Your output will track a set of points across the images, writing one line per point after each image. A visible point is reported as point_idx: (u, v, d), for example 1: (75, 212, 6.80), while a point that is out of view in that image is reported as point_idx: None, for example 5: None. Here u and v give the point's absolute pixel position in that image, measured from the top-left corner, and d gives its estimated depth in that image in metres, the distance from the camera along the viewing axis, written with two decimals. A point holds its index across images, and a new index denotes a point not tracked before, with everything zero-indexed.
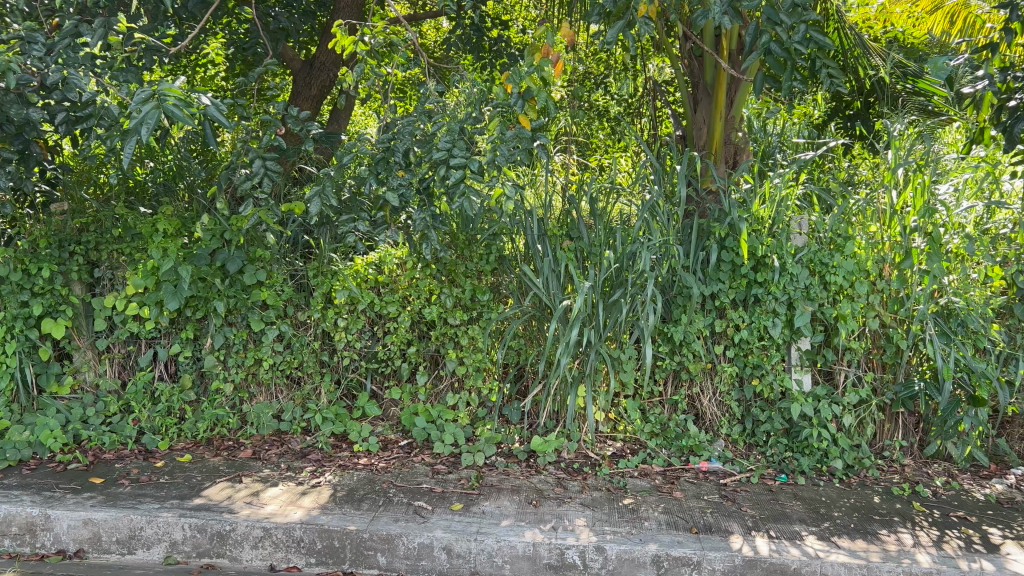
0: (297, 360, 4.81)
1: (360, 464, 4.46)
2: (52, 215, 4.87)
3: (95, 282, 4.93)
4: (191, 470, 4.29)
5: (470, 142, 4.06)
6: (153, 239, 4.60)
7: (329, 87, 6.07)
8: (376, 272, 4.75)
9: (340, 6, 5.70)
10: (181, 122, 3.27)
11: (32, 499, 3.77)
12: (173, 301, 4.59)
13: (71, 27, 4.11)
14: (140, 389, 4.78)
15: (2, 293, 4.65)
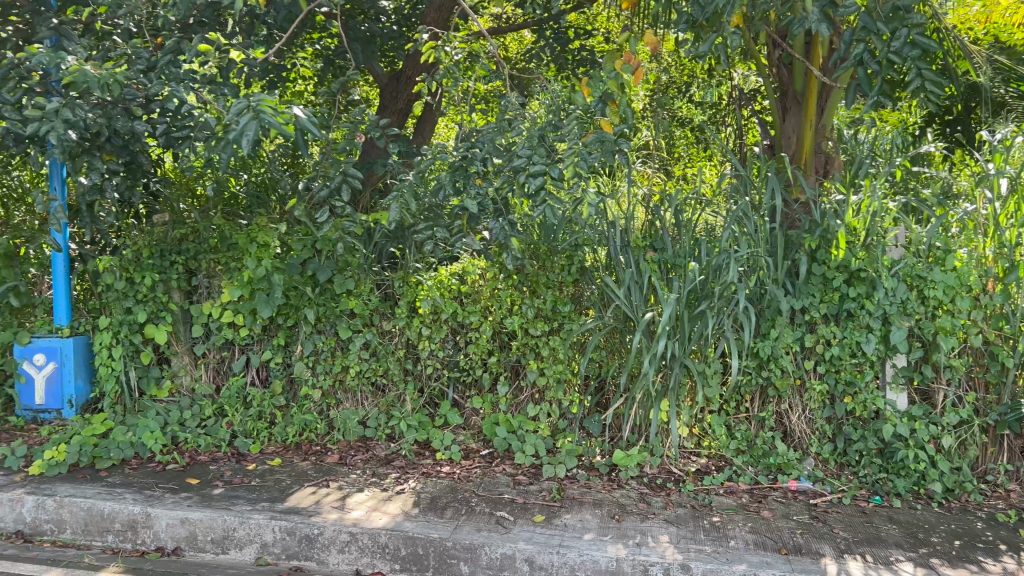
0: (382, 368, 4.90)
1: (442, 472, 4.50)
2: (154, 226, 5.04)
3: (193, 290, 5.12)
4: (281, 473, 4.42)
5: (550, 149, 4.06)
6: (248, 250, 4.78)
7: (415, 100, 6.19)
8: (459, 282, 4.80)
9: (426, 22, 5.83)
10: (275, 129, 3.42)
11: (133, 497, 3.95)
12: (267, 309, 4.77)
13: (174, 44, 4.34)
14: (233, 393, 4.95)
15: (110, 299, 4.93)
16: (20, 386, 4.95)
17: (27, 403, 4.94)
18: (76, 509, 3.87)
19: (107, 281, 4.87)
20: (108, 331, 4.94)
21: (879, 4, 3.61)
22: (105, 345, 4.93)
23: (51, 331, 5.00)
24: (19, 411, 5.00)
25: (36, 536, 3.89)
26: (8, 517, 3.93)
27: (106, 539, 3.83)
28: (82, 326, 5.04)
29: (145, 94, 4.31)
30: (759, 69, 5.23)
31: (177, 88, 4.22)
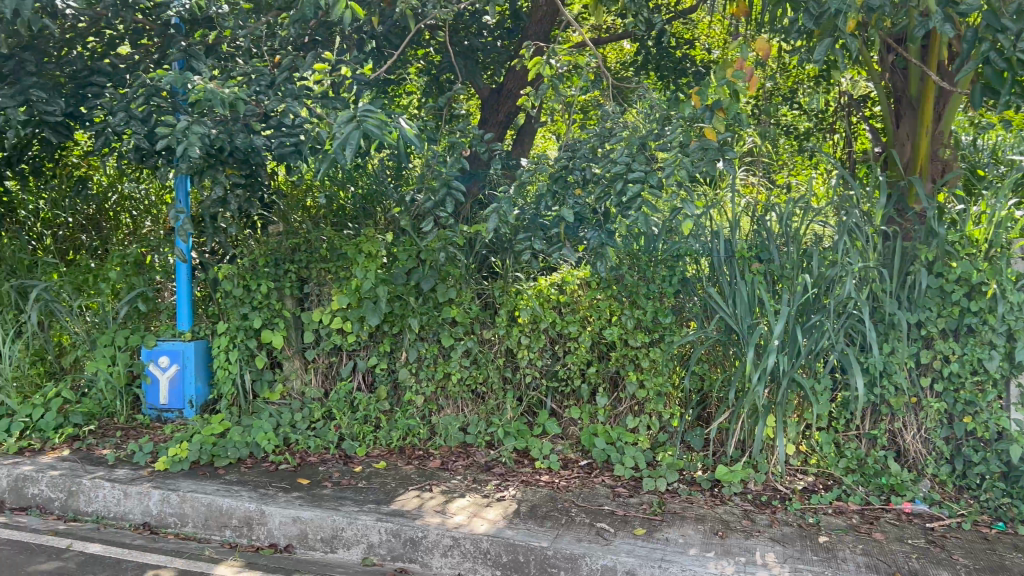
0: (482, 376, 4.98)
1: (542, 481, 4.52)
2: (270, 237, 5.29)
3: (304, 297, 5.32)
4: (386, 477, 4.54)
5: (652, 158, 4.04)
6: (356, 259, 4.95)
7: (516, 112, 6.19)
8: (558, 291, 4.82)
9: (527, 36, 5.89)
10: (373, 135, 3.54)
11: (249, 495, 4.14)
12: (373, 317, 4.92)
13: (289, 62, 4.54)
14: (341, 397, 5.13)
15: (228, 305, 5.19)
16: (146, 387, 5.26)
17: (152, 402, 5.25)
18: (197, 504, 4.08)
19: (226, 288, 5.14)
20: (226, 336, 5.20)
21: (1004, 1, 3.43)
22: (223, 348, 5.19)
23: (174, 334, 5.30)
24: (144, 410, 5.32)
25: (161, 528, 4.13)
26: (136, 509, 4.19)
27: (224, 534, 4.03)
28: (202, 331, 5.33)
29: (263, 110, 4.49)
30: (871, 74, 5.05)
31: (293, 104, 4.41)
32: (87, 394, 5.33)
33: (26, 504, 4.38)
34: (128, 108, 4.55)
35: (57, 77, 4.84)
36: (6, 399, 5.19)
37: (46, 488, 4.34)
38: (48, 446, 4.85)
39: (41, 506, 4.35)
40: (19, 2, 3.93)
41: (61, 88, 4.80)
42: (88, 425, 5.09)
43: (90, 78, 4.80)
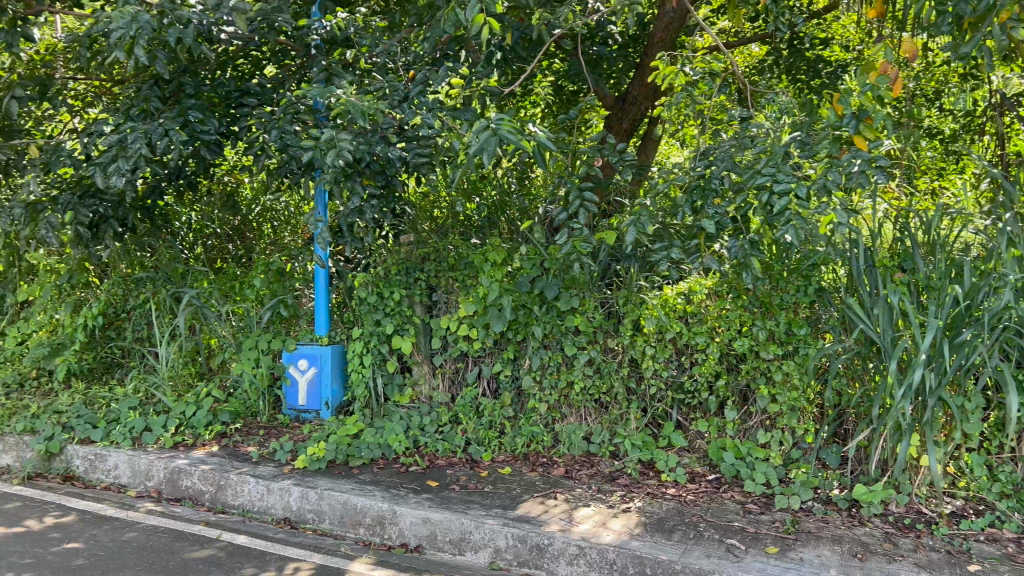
0: (606, 385, 4.95)
1: (668, 493, 4.43)
2: (401, 245, 5.47)
3: (433, 304, 5.46)
4: (511, 482, 4.58)
5: (795, 167, 3.90)
6: (483, 268, 5.05)
7: (641, 120, 6.05)
8: (686, 301, 4.73)
9: (654, 42, 5.82)
10: (510, 146, 3.61)
11: (381, 495, 4.28)
12: (498, 324, 4.99)
13: (423, 76, 4.72)
14: (467, 402, 5.23)
15: (363, 312, 5.40)
16: (286, 388, 5.54)
17: (291, 403, 5.52)
18: (333, 502, 4.25)
19: (361, 295, 5.36)
20: (360, 340, 5.42)
21: None
22: (357, 353, 5.41)
23: (312, 339, 5.56)
24: (284, 410, 5.60)
25: (301, 523, 4.34)
26: (278, 504, 4.41)
27: (358, 532, 4.18)
28: (338, 336, 5.57)
29: (399, 123, 4.65)
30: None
31: (426, 116, 4.55)
32: (233, 393, 5.67)
33: (180, 495, 4.70)
34: (275, 125, 4.83)
35: (212, 97, 5.19)
36: (162, 397, 5.59)
37: (198, 482, 4.64)
38: (199, 442, 5.18)
39: (193, 497, 4.65)
40: (182, 30, 4.25)
41: (215, 108, 5.15)
42: (234, 423, 5.40)
43: (241, 98, 5.13)
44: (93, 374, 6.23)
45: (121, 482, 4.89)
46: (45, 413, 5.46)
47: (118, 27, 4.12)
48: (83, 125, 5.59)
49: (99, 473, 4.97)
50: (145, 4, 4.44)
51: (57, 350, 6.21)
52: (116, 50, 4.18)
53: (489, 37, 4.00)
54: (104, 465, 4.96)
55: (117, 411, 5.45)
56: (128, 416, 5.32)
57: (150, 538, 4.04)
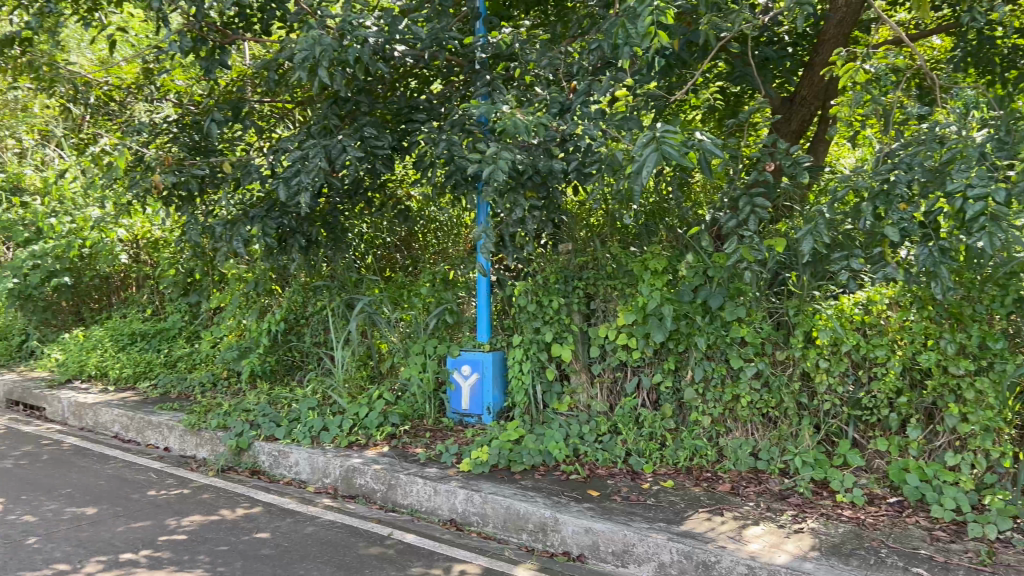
0: (775, 400, 4.75)
1: (844, 515, 4.18)
2: (560, 254, 5.51)
3: (592, 313, 5.45)
4: (675, 496, 4.48)
5: (992, 169, 3.59)
6: (643, 277, 4.99)
7: (810, 120, 5.78)
8: (863, 311, 4.50)
9: (824, 39, 5.49)
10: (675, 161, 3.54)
11: (544, 502, 4.31)
12: (659, 334, 4.90)
13: (585, 86, 4.67)
14: (627, 413, 5.17)
15: (523, 319, 5.47)
16: (450, 393, 5.71)
17: (455, 406, 5.69)
18: (497, 506, 4.33)
19: (521, 303, 5.43)
20: (520, 347, 5.49)
21: None
22: (518, 359, 5.48)
23: (475, 345, 5.69)
24: (449, 414, 5.77)
25: (466, 525, 4.45)
26: (444, 505, 4.54)
27: (521, 537, 4.23)
28: (500, 343, 5.67)
29: (562, 134, 4.68)
30: None
31: (590, 126, 4.57)
32: (402, 397, 5.90)
33: (355, 492, 4.94)
34: (440, 139, 5.00)
35: (384, 114, 5.45)
36: (338, 398, 5.90)
37: (371, 480, 4.86)
38: (371, 442, 5.43)
39: (366, 495, 4.89)
40: (359, 51, 4.50)
41: (387, 124, 5.40)
42: (403, 425, 5.62)
43: (410, 114, 5.36)
44: (276, 375, 6.74)
45: (301, 478, 5.21)
46: (235, 410, 5.92)
47: (302, 50, 4.42)
48: (269, 145, 6.03)
49: (282, 468, 5.33)
50: (326, 28, 4.74)
51: (245, 352, 6.72)
52: (301, 72, 4.48)
53: (662, 47, 3.96)
54: (286, 461, 5.30)
55: (297, 410, 5.81)
56: (308, 416, 5.66)
57: (328, 532, 4.28)
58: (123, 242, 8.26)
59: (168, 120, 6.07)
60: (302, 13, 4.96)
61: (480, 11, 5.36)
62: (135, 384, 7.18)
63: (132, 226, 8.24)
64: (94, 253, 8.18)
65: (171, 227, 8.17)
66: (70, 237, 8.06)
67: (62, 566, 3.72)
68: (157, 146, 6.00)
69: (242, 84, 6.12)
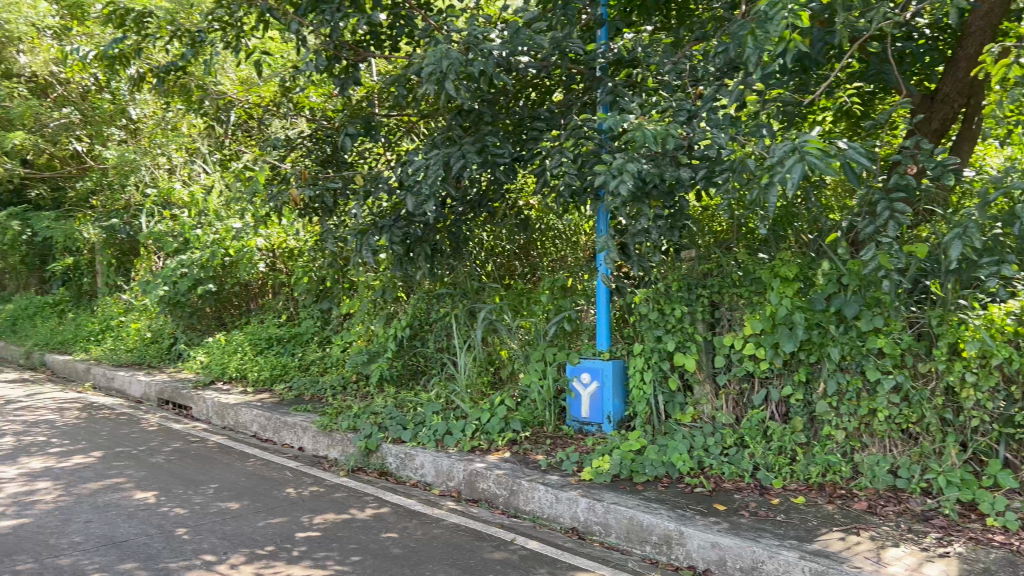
0: (916, 415, 4.49)
1: (996, 541, 3.91)
2: (683, 261, 5.41)
3: (717, 321, 5.33)
4: (806, 513, 4.31)
5: None
6: (772, 285, 4.83)
7: (955, 120, 5.38)
8: (1017, 322, 4.22)
9: (968, 33, 5.18)
10: (825, 174, 3.44)
11: (668, 514, 4.24)
12: (789, 344, 4.73)
13: (712, 91, 4.65)
14: (754, 425, 5.01)
15: (644, 328, 5.40)
16: (570, 401, 5.70)
17: (575, 415, 5.66)
18: (620, 517, 4.29)
19: (643, 311, 5.36)
20: (641, 356, 5.41)
21: None
22: (639, 368, 5.41)
23: (595, 353, 5.66)
24: (569, 422, 5.76)
25: (588, 534, 4.43)
26: (566, 513, 4.55)
27: (645, 549, 4.17)
28: (620, 351, 5.62)
29: (688, 141, 4.61)
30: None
31: (717, 132, 4.49)
32: (522, 403, 5.94)
33: (478, 496, 5.02)
34: (561, 148, 5.02)
35: (507, 125, 5.54)
36: (461, 403, 6.02)
37: (493, 485, 4.93)
38: (493, 447, 5.50)
39: (489, 500, 4.96)
40: (485, 63, 4.58)
41: (509, 134, 5.48)
42: (525, 431, 5.65)
43: (532, 123, 5.42)
44: (401, 379, 6.94)
45: (427, 480, 5.34)
46: (364, 413, 6.14)
47: (430, 65, 4.55)
48: (396, 157, 6.24)
49: (408, 470, 5.48)
50: (452, 42, 4.88)
51: (373, 357, 6.97)
52: (428, 86, 4.62)
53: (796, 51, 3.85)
54: (412, 463, 5.45)
55: (422, 414, 5.97)
56: (432, 420, 5.80)
57: (453, 536, 4.36)
58: (261, 251, 8.68)
59: (302, 135, 6.39)
60: (429, 29, 5.13)
61: (603, 17, 5.37)
62: (272, 386, 7.56)
63: (269, 236, 8.67)
64: (235, 262, 8.64)
65: (305, 236, 8.56)
66: (215, 247, 8.56)
67: (209, 556, 3.95)
68: (293, 160, 6.31)
69: (371, 99, 6.35)
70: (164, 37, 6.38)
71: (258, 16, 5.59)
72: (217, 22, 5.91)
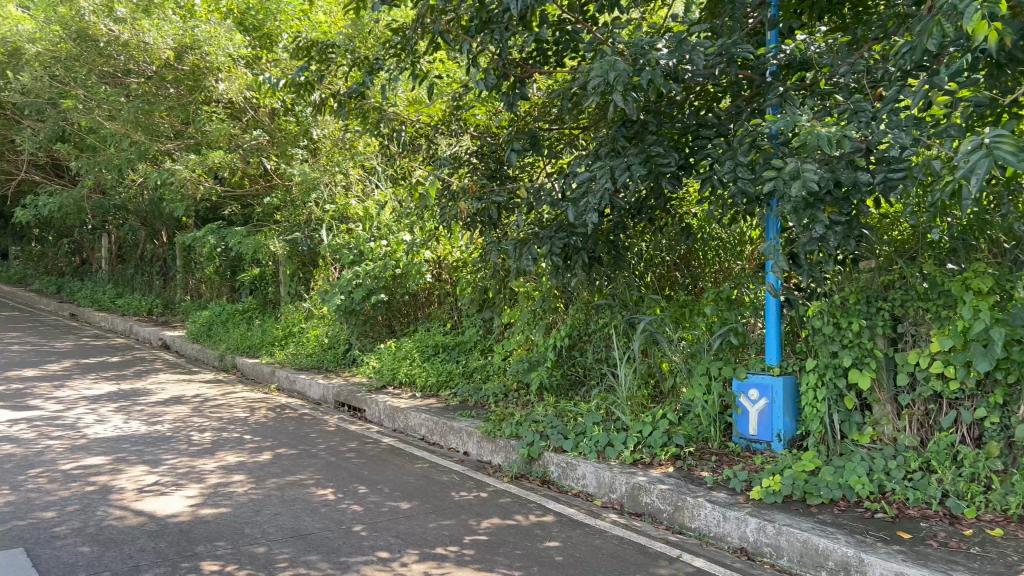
0: None
1: None
2: (861, 273, 5.14)
3: (899, 337, 5.01)
4: (1005, 547, 3.96)
5: None
6: (964, 299, 4.49)
7: None
8: None
9: None
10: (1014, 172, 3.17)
11: (846, 539, 4.02)
12: (984, 362, 4.38)
13: (894, 92, 4.34)
14: (942, 449, 4.68)
15: (818, 342, 5.15)
16: (737, 416, 5.52)
17: (742, 431, 5.49)
18: (793, 539, 4.12)
19: (817, 325, 5.12)
20: (815, 372, 5.16)
21: None
22: (812, 385, 5.16)
23: (763, 367, 5.45)
24: (735, 439, 5.58)
25: (758, 556, 4.28)
26: (734, 533, 4.41)
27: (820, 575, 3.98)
28: (791, 366, 5.38)
29: (868, 144, 4.38)
30: None
31: (900, 135, 4.23)
32: (685, 417, 5.83)
33: (641, 510, 4.98)
34: (728, 156, 4.90)
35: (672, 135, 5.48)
36: (622, 415, 5.97)
37: (657, 500, 4.87)
38: (656, 461, 5.43)
39: (652, 514, 4.90)
40: (652, 73, 4.58)
41: (675, 143, 5.42)
42: (689, 446, 5.54)
43: (698, 131, 5.32)
44: (562, 390, 6.99)
45: (589, 491, 5.36)
46: (526, 421, 6.24)
47: (596, 77, 4.59)
48: (560, 170, 6.32)
49: (570, 480, 5.51)
50: (618, 53, 4.89)
51: (534, 366, 7.08)
52: (594, 99, 4.67)
53: (993, 43, 3.53)
54: (575, 473, 5.48)
55: (583, 425, 5.99)
56: (593, 431, 5.80)
57: (617, 548, 4.35)
58: (428, 262, 9.14)
59: (468, 151, 6.62)
60: (595, 42, 5.17)
61: (773, 18, 5.15)
62: (438, 392, 7.86)
63: (436, 248, 9.11)
64: (404, 274, 9.05)
65: (469, 248, 8.83)
66: (386, 260, 9.02)
67: (384, 553, 4.16)
68: (460, 176, 6.54)
69: (535, 115, 6.50)
70: (344, 63, 6.81)
71: (431, 40, 5.85)
72: (393, 48, 6.23)
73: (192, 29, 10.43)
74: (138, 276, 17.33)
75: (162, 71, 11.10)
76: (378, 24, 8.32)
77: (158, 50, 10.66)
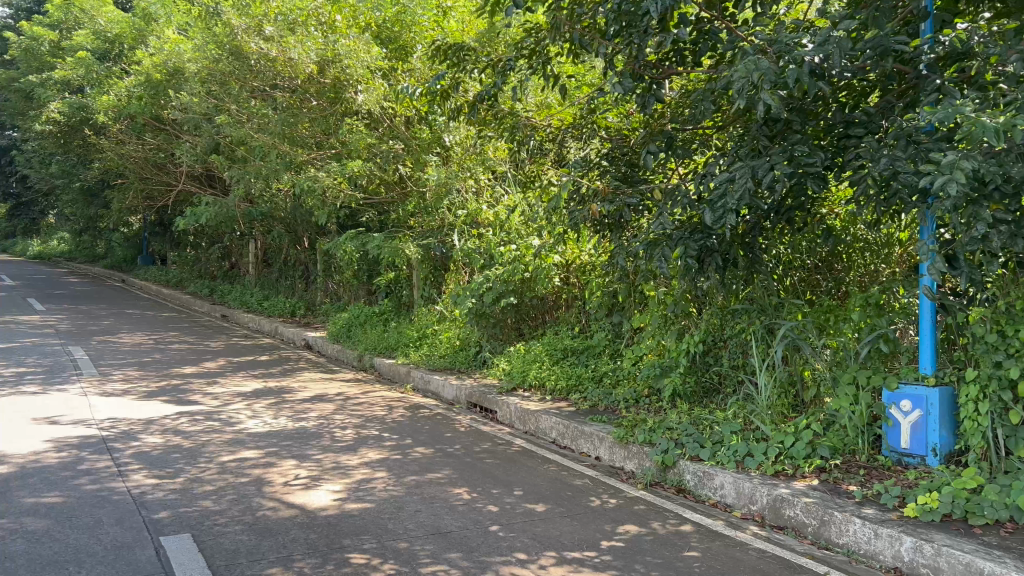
0: None
1: None
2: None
3: None
4: None
5: None
6: None
7: None
8: None
9: None
10: None
11: (1016, 564, 3.74)
12: None
13: None
14: None
15: (980, 352, 4.84)
16: (888, 429, 5.23)
17: (894, 445, 5.19)
18: (954, 561, 3.87)
19: (979, 333, 4.83)
20: (976, 384, 4.81)
21: None
22: (973, 398, 4.81)
23: (917, 378, 5.13)
24: (885, 452, 5.28)
25: None
26: (887, 551, 4.19)
27: None
28: (948, 377, 5.05)
29: None
30: None
31: None
32: (830, 428, 5.57)
33: (784, 523, 4.80)
34: (878, 154, 4.67)
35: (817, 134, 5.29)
36: (762, 424, 5.79)
37: (802, 513, 4.68)
38: (799, 473, 5.22)
39: (796, 528, 4.71)
40: (798, 71, 4.43)
41: (820, 143, 5.25)
42: (834, 459, 5.30)
43: (846, 129, 5.08)
44: (695, 396, 6.84)
45: (727, 502, 5.22)
46: (660, 428, 6.15)
47: (740, 78, 4.48)
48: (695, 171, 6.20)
49: (707, 489, 5.39)
50: (761, 52, 4.75)
51: (666, 371, 6.99)
52: (737, 100, 4.56)
53: None
54: (712, 483, 5.35)
55: (720, 433, 5.84)
56: (731, 440, 5.66)
57: (760, 561, 4.21)
58: (557, 266, 9.09)
59: (599, 154, 6.60)
60: (735, 42, 5.09)
61: (927, 10, 4.91)
62: (569, 396, 7.87)
63: (565, 252, 9.09)
64: (534, 278, 9.05)
65: (598, 252, 8.82)
66: (515, 264, 9.08)
67: (523, 554, 4.21)
68: (593, 179, 6.52)
69: (668, 116, 6.40)
70: (479, 71, 6.93)
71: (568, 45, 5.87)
72: (524, 51, 6.28)
73: (332, 44, 10.90)
74: (282, 279, 18.30)
75: (306, 84, 11.55)
76: (510, 31, 8.44)
77: (302, 65, 11.16)
